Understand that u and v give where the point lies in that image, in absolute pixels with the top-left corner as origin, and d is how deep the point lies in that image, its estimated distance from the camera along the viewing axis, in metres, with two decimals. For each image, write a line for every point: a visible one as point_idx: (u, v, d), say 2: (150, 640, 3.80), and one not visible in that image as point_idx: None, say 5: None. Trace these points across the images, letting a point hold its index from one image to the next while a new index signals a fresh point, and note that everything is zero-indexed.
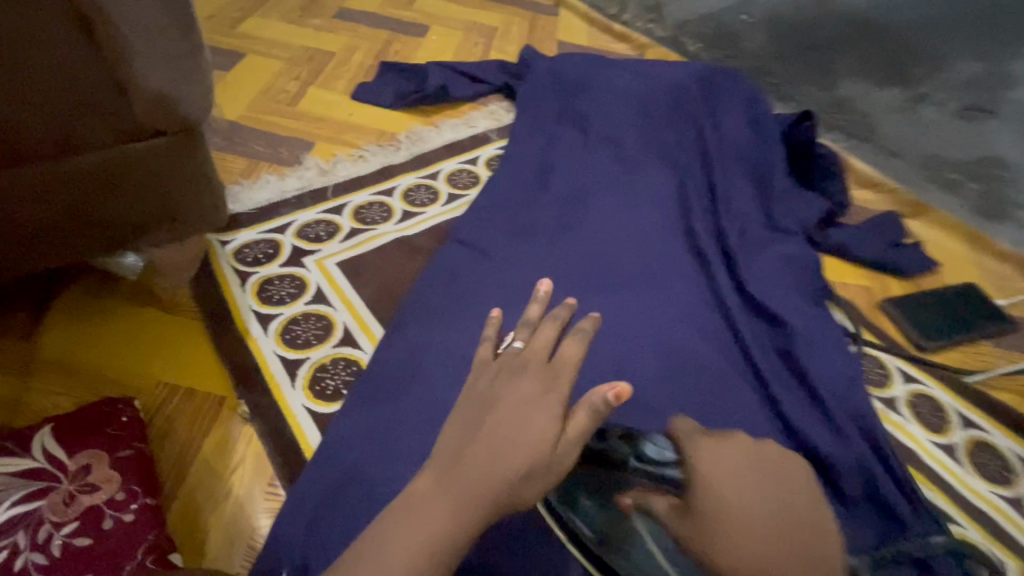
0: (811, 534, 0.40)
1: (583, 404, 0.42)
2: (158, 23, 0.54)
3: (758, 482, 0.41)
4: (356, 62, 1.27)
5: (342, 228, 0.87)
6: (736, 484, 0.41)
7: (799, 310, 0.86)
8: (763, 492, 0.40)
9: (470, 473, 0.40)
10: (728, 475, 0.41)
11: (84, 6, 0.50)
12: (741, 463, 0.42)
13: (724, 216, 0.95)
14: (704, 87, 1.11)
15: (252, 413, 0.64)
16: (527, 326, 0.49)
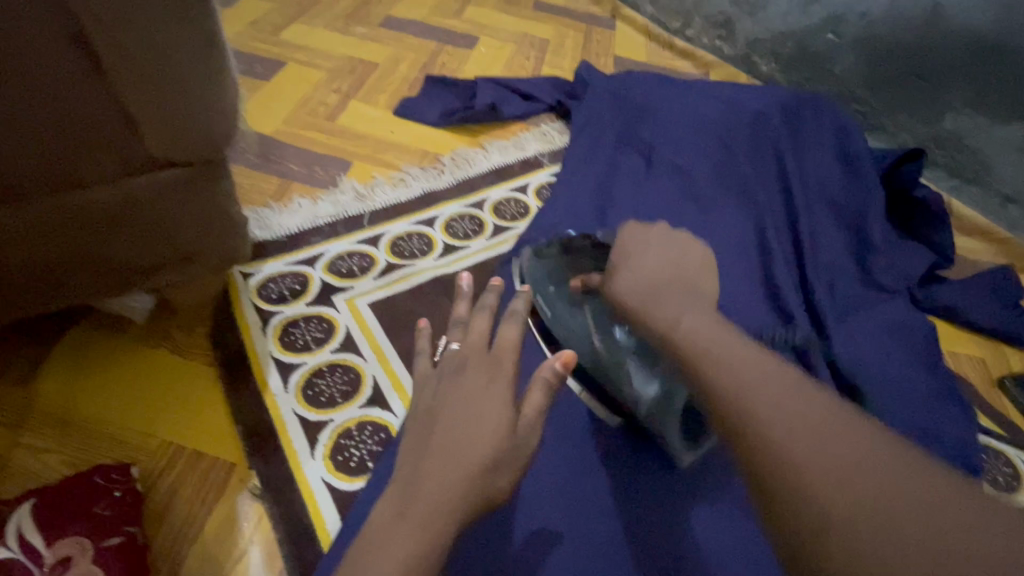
0: (684, 291, 0.44)
1: (536, 384, 0.43)
2: (172, 45, 0.46)
3: (662, 262, 0.46)
4: (400, 74, 1.19)
5: (377, 261, 0.79)
6: (646, 258, 0.47)
7: (895, 390, 0.74)
8: (670, 263, 0.46)
9: (451, 471, 0.38)
10: (642, 253, 0.47)
11: (87, 28, 0.43)
12: (654, 239, 0.48)
13: (808, 272, 0.83)
14: (786, 114, 0.98)
15: (265, 489, 0.55)
16: (457, 326, 0.49)
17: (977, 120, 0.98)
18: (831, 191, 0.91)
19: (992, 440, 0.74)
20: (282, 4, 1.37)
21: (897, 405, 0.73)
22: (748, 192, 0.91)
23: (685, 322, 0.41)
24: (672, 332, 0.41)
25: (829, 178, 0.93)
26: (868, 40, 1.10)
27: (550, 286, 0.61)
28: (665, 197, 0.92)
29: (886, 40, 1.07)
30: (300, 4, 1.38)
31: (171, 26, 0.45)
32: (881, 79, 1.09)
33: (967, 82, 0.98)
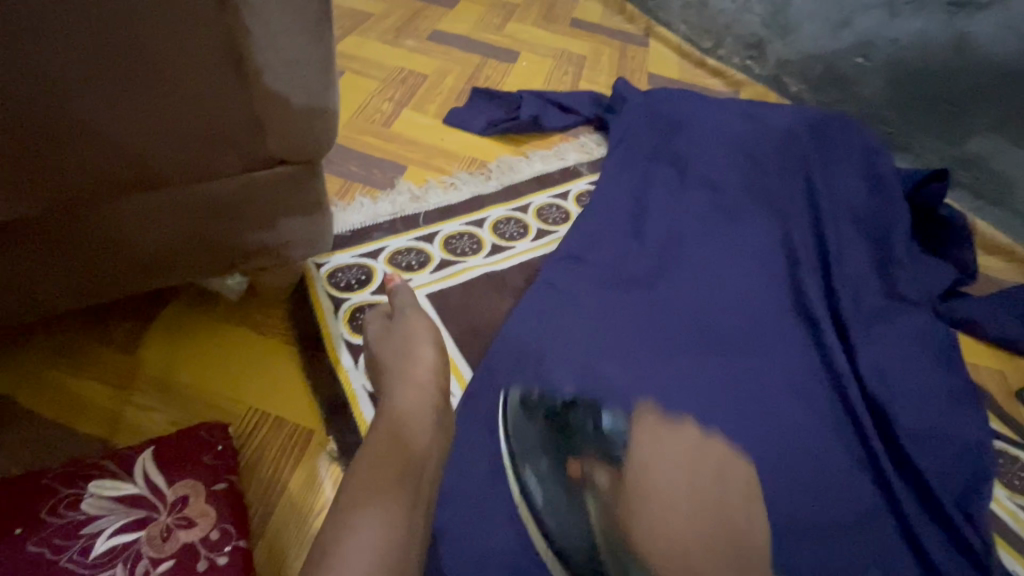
0: (709, 508, 0.60)
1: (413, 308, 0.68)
2: (304, 60, 0.54)
3: (678, 488, 0.61)
4: (448, 85, 1.27)
5: (432, 258, 0.86)
6: (666, 468, 0.62)
7: (914, 393, 0.77)
8: (687, 480, 0.62)
9: (412, 372, 0.59)
10: (661, 471, 0.62)
11: (241, 41, 0.51)
12: (672, 454, 0.64)
13: (838, 279, 0.88)
14: (816, 132, 1.03)
15: (342, 452, 0.62)
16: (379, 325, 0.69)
17: (1001, 145, 1.03)
18: (857, 207, 0.96)
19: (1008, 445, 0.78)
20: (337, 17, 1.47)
21: (916, 412, 0.77)
22: (778, 205, 0.96)
23: (681, 509, 0.59)
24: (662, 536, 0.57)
25: (855, 195, 0.98)
26: (897, 65, 1.15)
27: (543, 461, 0.65)
28: (698, 208, 0.98)
29: (914, 65, 1.12)
30: (353, 18, 1.48)
31: (305, 43, 0.53)
32: (909, 103, 1.14)
33: (995, 108, 1.02)
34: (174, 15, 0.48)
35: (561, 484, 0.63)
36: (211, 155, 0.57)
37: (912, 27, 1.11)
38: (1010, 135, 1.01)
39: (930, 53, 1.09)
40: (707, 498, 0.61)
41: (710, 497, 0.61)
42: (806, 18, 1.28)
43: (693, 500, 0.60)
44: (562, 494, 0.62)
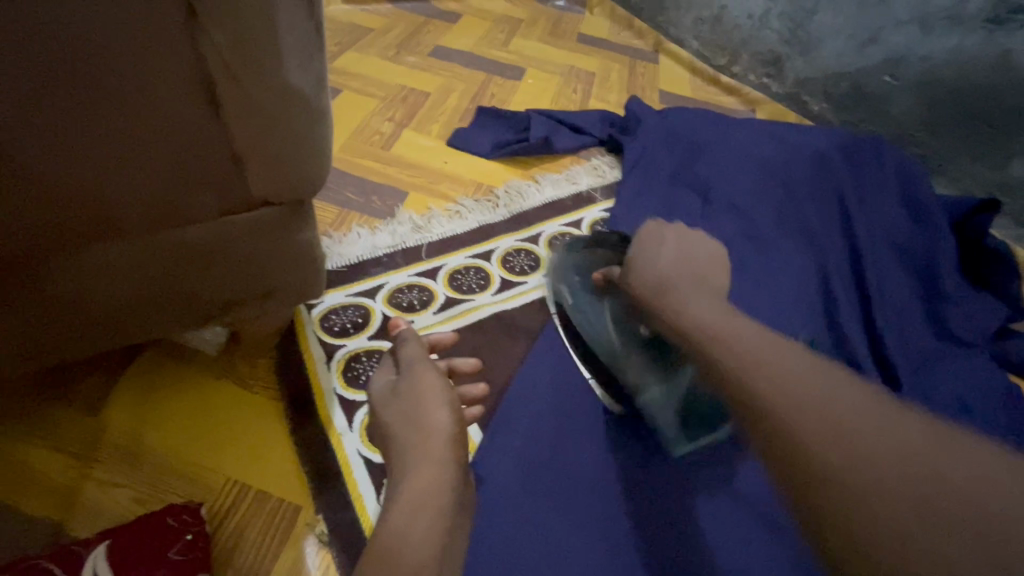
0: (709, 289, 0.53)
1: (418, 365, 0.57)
2: (286, 87, 0.46)
3: (679, 259, 0.56)
4: (452, 104, 1.21)
5: (437, 296, 0.78)
6: (686, 249, 0.57)
7: None
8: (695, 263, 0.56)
9: (427, 447, 0.49)
10: (666, 243, 0.57)
11: (211, 69, 0.43)
12: (683, 244, 0.57)
13: (879, 318, 0.81)
14: (849, 156, 0.96)
15: (333, 534, 0.53)
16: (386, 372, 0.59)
17: None
18: (898, 236, 0.89)
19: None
20: (335, 32, 1.41)
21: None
22: (814, 236, 0.89)
23: (696, 317, 0.49)
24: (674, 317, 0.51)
25: (895, 224, 0.90)
26: (930, 82, 1.07)
27: (575, 279, 0.72)
28: (724, 238, 0.91)
29: (951, 83, 1.04)
30: (352, 33, 1.42)
31: (288, 68, 0.46)
32: (943, 122, 1.07)
33: None
34: (111, 34, 0.39)
35: (593, 297, 0.71)
36: (181, 198, 0.49)
37: (947, 43, 1.04)
38: None
39: (967, 71, 1.02)
40: (711, 277, 0.55)
41: (718, 286, 0.54)
42: (828, 33, 1.22)
43: (704, 280, 0.54)
44: (592, 301, 0.70)
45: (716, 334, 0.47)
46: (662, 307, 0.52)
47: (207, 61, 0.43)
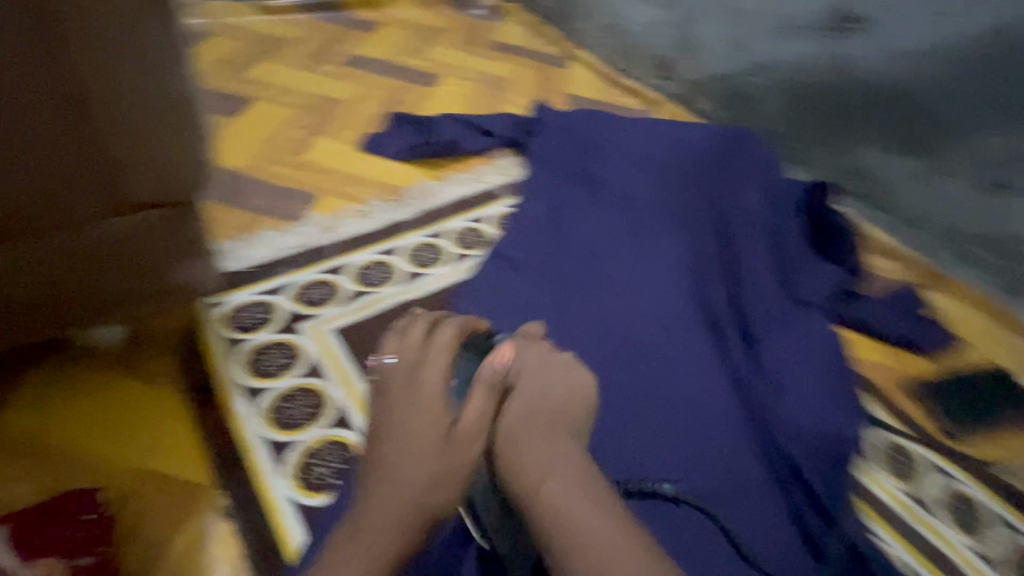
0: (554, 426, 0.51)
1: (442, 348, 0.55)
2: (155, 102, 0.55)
3: (539, 387, 0.53)
4: (365, 111, 1.26)
5: (341, 290, 0.83)
6: (546, 364, 0.55)
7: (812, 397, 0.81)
8: (565, 391, 0.54)
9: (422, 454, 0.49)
10: (533, 368, 0.55)
11: (86, 85, 0.52)
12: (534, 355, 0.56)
13: (740, 288, 0.93)
14: (720, 149, 1.09)
15: (233, 508, 0.58)
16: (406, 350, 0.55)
17: (880, 155, 1.11)
18: (759, 216, 1.01)
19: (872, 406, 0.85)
20: (250, 43, 1.43)
21: (814, 415, 0.79)
22: (687, 221, 1.01)
23: (545, 470, 0.48)
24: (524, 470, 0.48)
25: (757, 206, 1.02)
26: (790, 84, 1.21)
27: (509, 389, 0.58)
28: (613, 227, 1.01)
29: (806, 84, 1.19)
30: (267, 44, 1.45)
31: (155, 88, 0.54)
32: (803, 118, 1.21)
33: (876, 121, 1.11)
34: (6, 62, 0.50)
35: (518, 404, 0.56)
36: (67, 195, 0.57)
37: (800, 49, 1.18)
38: (891, 146, 1.10)
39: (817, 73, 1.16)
40: (567, 407, 0.53)
41: (569, 428, 0.52)
42: (707, 40, 1.35)
43: (556, 420, 0.51)
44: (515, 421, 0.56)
45: (552, 506, 0.46)
46: (508, 458, 0.49)
47: (90, 80, 0.52)
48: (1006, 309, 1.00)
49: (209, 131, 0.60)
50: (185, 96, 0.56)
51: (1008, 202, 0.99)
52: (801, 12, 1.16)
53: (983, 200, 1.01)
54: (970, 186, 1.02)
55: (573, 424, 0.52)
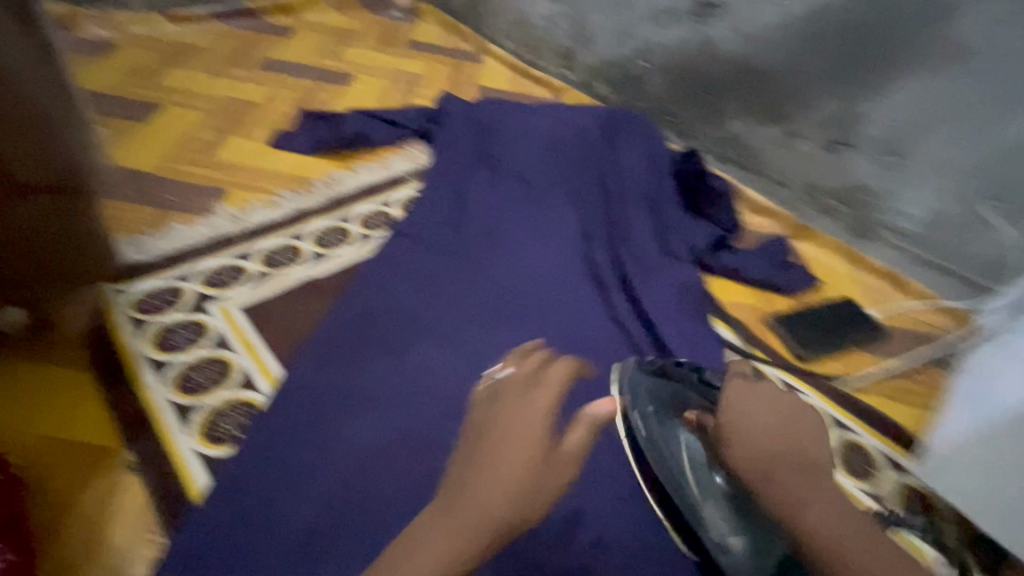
0: (810, 467, 0.58)
1: (552, 375, 0.58)
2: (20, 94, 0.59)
3: (770, 428, 0.60)
4: (277, 110, 1.32)
5: (249, 272, 0.89)
6: (750, 409, 0.62)
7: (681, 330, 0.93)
8: (779, 422, 0.61)
9: (502, 450, 0.51)
10: (752, 416, 0.62)
11: None
12: (771, 404, 0.63)
13: (619, 247, 1.04)
14: (605, 129, 1.21)
15: (140, 462, 0.65)
16: (514, 357, 0.61)
17: (747, 124, 1.24)
18: (639, 183, 1.14)
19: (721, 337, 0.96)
20: (161, 51, 1.46)
21: (684, 347, 0.90)
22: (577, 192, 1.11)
23: (813, 514, 0.54)
24: (796, 517, 0.54)
25: (638, 175, 1.15)
26: (670, 66, 1.33)
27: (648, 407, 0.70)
28: (511, 202, 1.10)
29: (683, 64, 1.30)
30: (179, 52, 1.48)
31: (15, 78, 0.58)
32: (683, 96, 1.34)
33: (736, 94, 1.23)
34: None
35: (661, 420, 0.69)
36: None
37: (672, 33, 1.30)
38: (752, 115, 1.22)
39: (689, 54, 1.28)
40: (813, 452, 0.59)
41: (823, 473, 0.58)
42: (598, 29, 1.46)
43: (777, 460, 0.58)
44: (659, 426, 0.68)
45: (831, 548, 0.52)
46: (804, 522, 0.54)
47: None
48: (856, 251, 1.16)
49: (77, 113, 0.65)
50: (66, 104, 0.63)
51: (843, 156, 1.11)
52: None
53: (826, 157, 1.14)
54: (815, 145, 1.15)
55: (829, 470, 0.59)
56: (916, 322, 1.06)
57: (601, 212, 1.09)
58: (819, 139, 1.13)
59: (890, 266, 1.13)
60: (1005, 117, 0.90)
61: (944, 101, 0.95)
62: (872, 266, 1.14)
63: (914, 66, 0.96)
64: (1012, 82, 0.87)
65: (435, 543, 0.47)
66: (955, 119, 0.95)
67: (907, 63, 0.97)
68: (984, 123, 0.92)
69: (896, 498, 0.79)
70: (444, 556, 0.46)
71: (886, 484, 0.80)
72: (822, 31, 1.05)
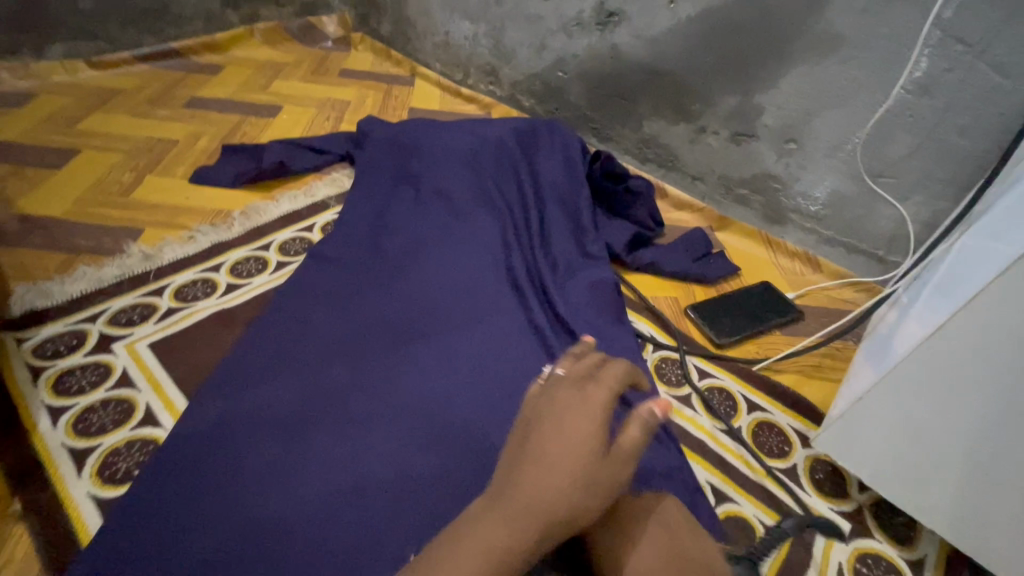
0: None
1: (634, 420, 0.51)
2: None
3: None
4: (200, 147, 1.32)
5: (159, 308, 0.89)
6: None
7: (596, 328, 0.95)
8: None
9: (550, 454, 0.47)
10: None
11: None
12: None
13: (535, 255, 1.07)
14: (522, 139, 1.24)
15: (27, 511, 0.64)
16: (570, 355, 0.58)
17: (660, 125, 1.28)
18: (556, 189, 1.17)
19: (636, 326, 0.99)
20: (82, 98, 1.46)
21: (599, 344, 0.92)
22: (495, 203, 1.13)
23: None
24: None
25: (556, 182, 1.18)
26: (586, 74, 1.37)
27: None
28: (431, 218, 1.12)
29: (596, 72, 1.34)
30: (101, 97, 1.48)
31: None
32: (601, 102, 1.37)
33: (647, 97, 1.27)
34: None
35: None
36: None
37: (583, 43, 1.34)
38: (664, 115, 1.26)
39: (600, 62, 1.32)
40: None
41: None
42: (516, 45, 1.50)
43: None
44: None
45: None
46: None
47: None
48: (773, 236, 1.20)
49: None
50: None
51: (748, 147, 1.16)
52: (577, 12, 1.31)
53: (733, 149, 1.18)
54: (722, 139, 1.19)
55: None
56: (832, 299, 1.10)
57: (518, 223, 1.11)
58: (725, 133, 1.18)
59: (804, 248, 1.17)
60: (879, 98, 0.95)
61: (826, 88, 1.00)
62: (789, 249, 1.18)
63: (796, 58, 1.01)
64: (884, 64, 0.92)
65: (493, 531, 0.44)
66: (838, 104, 1.00)
67: (794, 52, 1.01)
68: (866, 104, 0.97)
69: (809, 472, 0.80)
70: (498, 547, 0.43)
71: (799, 460, 0.81)
72: (713, 32, 1.10)
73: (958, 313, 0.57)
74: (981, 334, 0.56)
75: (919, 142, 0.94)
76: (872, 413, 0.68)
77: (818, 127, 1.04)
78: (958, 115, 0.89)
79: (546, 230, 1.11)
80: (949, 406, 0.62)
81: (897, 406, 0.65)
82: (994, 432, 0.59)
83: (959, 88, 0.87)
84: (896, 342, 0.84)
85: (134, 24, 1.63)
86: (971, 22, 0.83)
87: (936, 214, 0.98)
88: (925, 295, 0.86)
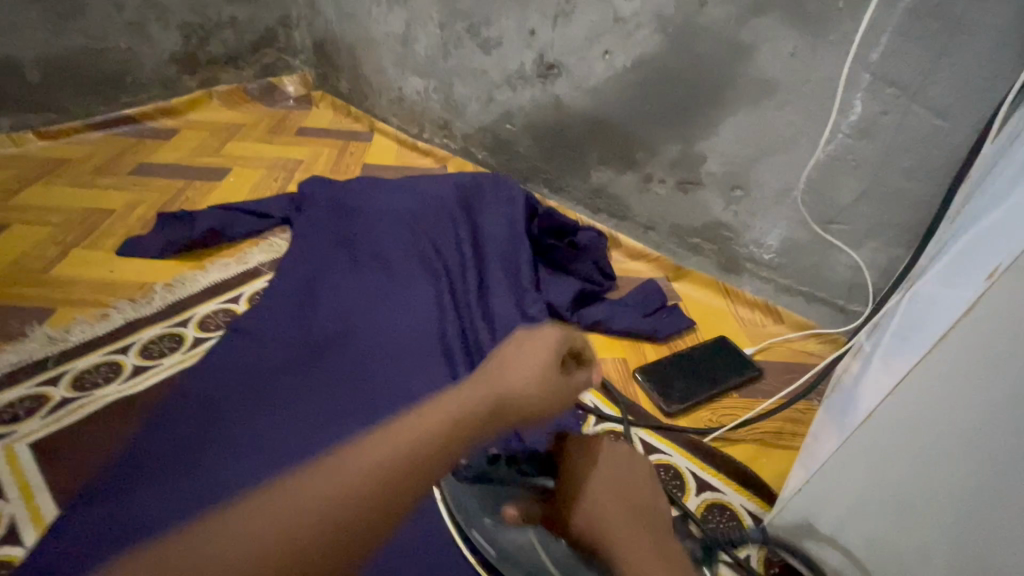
0: None
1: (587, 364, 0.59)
2: None
3: None
4: (136, 216, 1.28)
5: (51, 400, 0.83)
6: None
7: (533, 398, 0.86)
8: None
9: (509, 362, 0.53)
10: None
11: None
12: None
13: (471, 321, 1.01)
14: (464, 195, 1.19)
15: None
16: None
17: (608, 174, 1.24)
18: (497, 247, 1.11)
19: (583, 398, 0.90)
20: (25, 169, 1.44)
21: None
22: (432, 265, 1.08)
23: None
24: None
25: (498, 238, 1.12)
26: (533, 125, 1.34)
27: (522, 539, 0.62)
28: (364, 282, 1.06)
29: (542, 123, 1.32)
30: (44, 168, 1.46)
31: None
32: (550, 152, 1.34)
33: (593, 146, 1.24)
34: None
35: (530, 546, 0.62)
36: None
37: (528, 95, 1.32)
38: (610, 164, 1.23)
39: (545, 113, 1.30)
40: None
41: None
42: (466, 98, 1.48)
43: None
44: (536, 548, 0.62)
45: None
46: None
47: None
48: (731, 286, 1.14)
49: None
50: None
51: (696, 195, 1.11)
52: (518, 65, 1.30)
53: (681, 197, 1.13)
54: (669, 187, 1.14)
55: None
56: (794, 353, 1.03)
57: (453, 286, 1.05)
58: (671, 181, 1.13)
59: (763, 297, 1.10)
60: (819, 144, 0.91)
61: (765, 134, 0.96)
62: (748, 299, 1.12)
63: (733, 105, 0.98)
64: (820, 110, 0.88)
65: (436, 413, 0.47)
66: (777, 149, 0.96)
67: (730, 99, 0.98)
68: (807, 150, 0.92)
69: (762, 563, 0.72)
70: (467, 408, 0.48)
71: (752, 549, 0.73)
72: (649, 81, 1.07)
73: (918, 365, 0.48)
74: (949, 386, 0.47)
75: (864, 186, 0.89)
76: (845, 472, 0.58)
77: (762, 173, 0.99)
78: (900, 158, 0.84)
79: (484, 292, 1.05)
80: (913, 471, 0.53)
81: (871, 466, 0.56)
82: (965, 503, 0.50)
83: (897, 132, 0.83)
84: (856, 391, 0.73)
85: (87, 94, 1.63)
86: (902, 66, 0.79)
87: (892, 260, 0.92)
88: (883, 340, 0.75)
